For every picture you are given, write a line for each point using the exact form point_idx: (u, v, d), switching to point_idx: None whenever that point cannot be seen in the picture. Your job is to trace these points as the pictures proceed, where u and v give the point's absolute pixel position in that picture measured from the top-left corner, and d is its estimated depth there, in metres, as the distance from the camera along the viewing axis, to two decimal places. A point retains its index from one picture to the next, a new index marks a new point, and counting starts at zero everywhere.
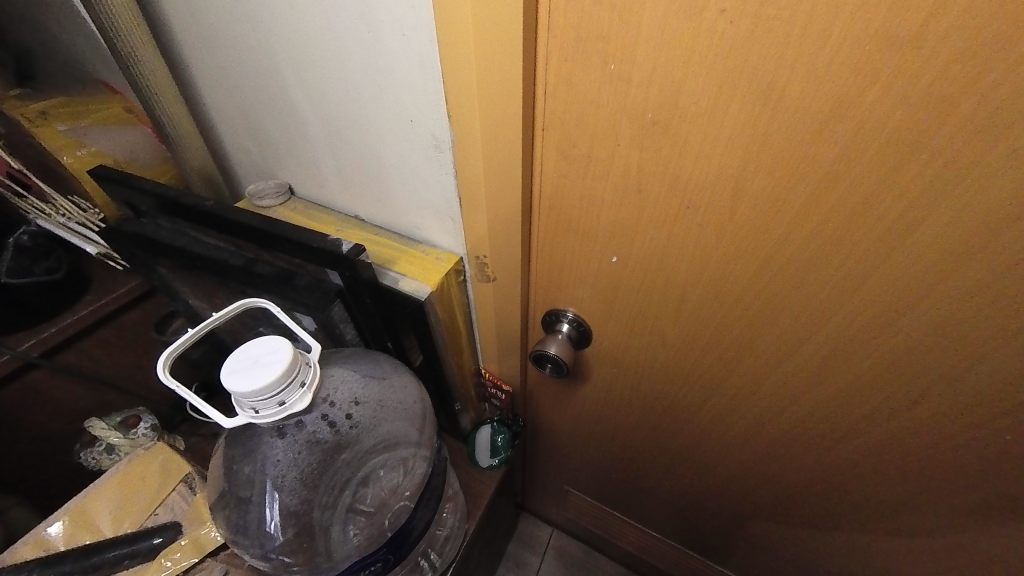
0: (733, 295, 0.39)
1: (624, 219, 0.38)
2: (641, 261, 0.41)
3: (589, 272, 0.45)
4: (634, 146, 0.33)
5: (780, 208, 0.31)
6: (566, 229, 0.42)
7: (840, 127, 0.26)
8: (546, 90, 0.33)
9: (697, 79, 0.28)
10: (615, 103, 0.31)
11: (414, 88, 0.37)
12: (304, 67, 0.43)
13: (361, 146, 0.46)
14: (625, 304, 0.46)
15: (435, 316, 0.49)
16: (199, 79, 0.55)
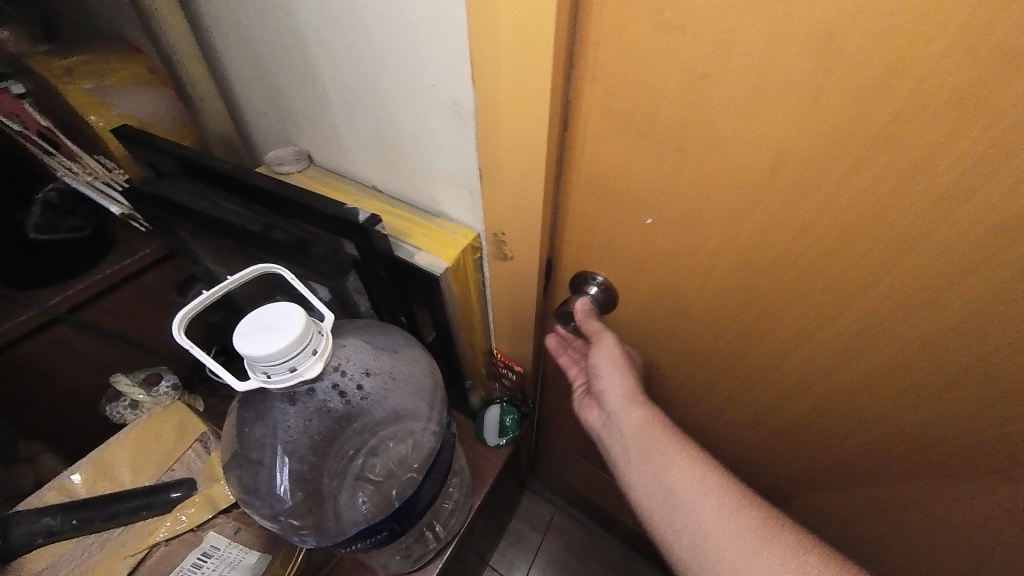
0: (768, 273, 0.37)
1: (660, 184, 0.36)
2: (675, 225, 0.38)
3: (621, 235, 0.43)
4: (678, 104, 0.31)
5: (826, 184, 0.29)
6: (602, 190, 0.40)
7: (914, 94, 0.23)
8: (595, 34, 0.31)
9: (750, 32, 0.25)
10: (663, 54, 0.29)
11: (436, 52, 0.35)
12: (323, 24, 0.41)
13: (380, 112, 0.44)
14: (654, 276, 0.44)
15: (450, 292, 0.48)
16: (218, 39, 0.53)
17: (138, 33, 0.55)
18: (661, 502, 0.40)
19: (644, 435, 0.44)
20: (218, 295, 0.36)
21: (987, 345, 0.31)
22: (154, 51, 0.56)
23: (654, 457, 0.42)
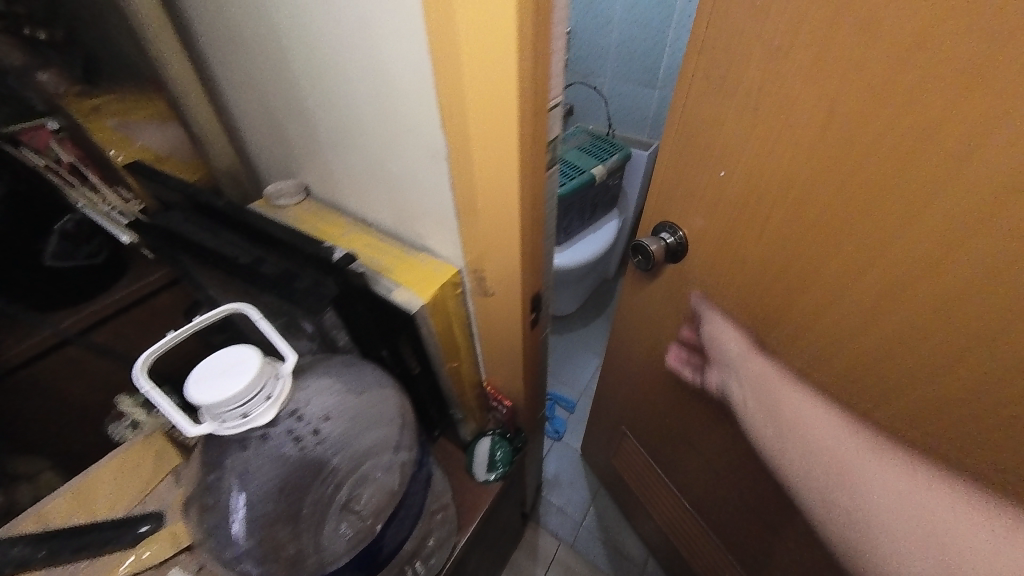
0: (820, 238, 0.38)
1: (738, 143, 0.40)
2: (742, 186, 0.42)
3: (699, 195, 0.47)
4: (759, 66, 0.36)
5: (867, 157, 0.32)
6: (688, 149, 0.45)
7: (963, 57, 0.26)
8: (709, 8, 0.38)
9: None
10: (753, 31, 0.35)
11: (410, 99, 0.36)
12: (312, 69, 0.42)
13: (366, 151, 0.45)
14: (719, 238, 0.47)
15: (428, 328, 0.47)
16: (224, 76, 0.57)
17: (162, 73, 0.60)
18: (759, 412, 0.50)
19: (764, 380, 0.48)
20: (174, 341, 0.36)
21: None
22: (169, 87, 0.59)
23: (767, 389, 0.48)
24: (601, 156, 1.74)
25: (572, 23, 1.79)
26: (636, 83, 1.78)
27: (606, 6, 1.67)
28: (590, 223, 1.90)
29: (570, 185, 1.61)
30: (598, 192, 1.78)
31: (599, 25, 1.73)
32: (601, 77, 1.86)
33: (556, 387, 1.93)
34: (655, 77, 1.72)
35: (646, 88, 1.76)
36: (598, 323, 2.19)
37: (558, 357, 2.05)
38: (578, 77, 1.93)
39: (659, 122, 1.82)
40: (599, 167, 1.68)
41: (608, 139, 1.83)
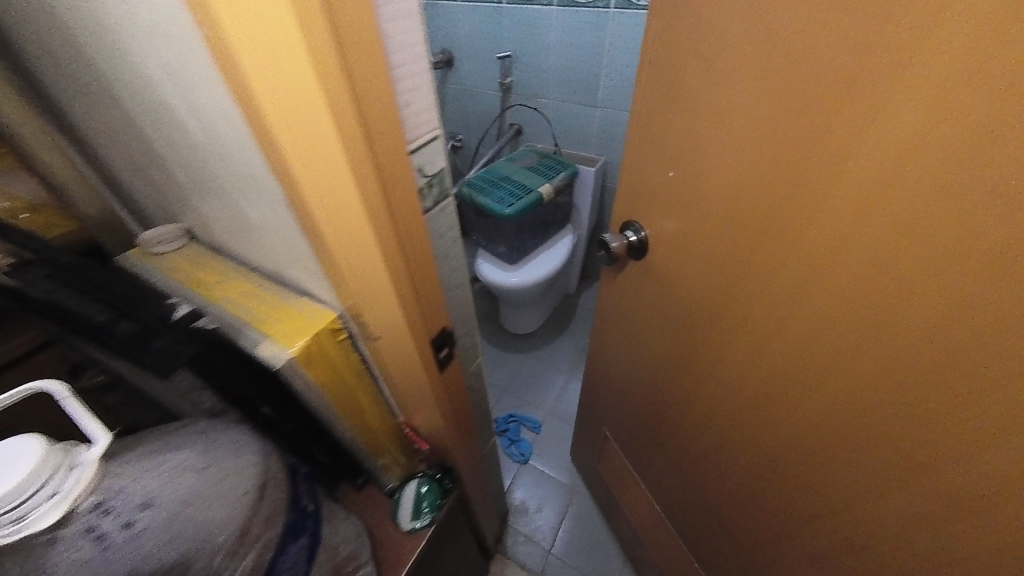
0: (752, 206, 0.51)
1: (688, 137, 0.57)
2: (689, 176, 0.59)
3: (663, 189, 0.65)
4: (696, 79, 0.52)
5: (764, 138, 0.47)
6: (655, 151, 0.63)
7: (805, 64, 0.40)
8: (661, 49, 0.56)
9: (728, 35, 0.46)
10: (692, 56, 0.52)
11: (233, 146, 0.33)
12: (149, 116, 0.39)
13: (223, 197, 0.42)
14: (684, 212, 0.62)
15: (302, 381, 0.44)
16: (84, 121, 0.53)
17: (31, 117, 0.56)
18: (736, 352, 0.62)
19: (738, 319, 0.59)
20: None
21: (911, 261, 0.37)
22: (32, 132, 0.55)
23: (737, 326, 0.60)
24: (548, 174, 1.77)
25: (511, 47, 1.82)
26: (577, 102, 1.83)
27: (542, 30, 1.72)
28: (544, 240, 1.91)
29: (518, 205, 1.61)
30: (548, 209, 1.80)
31: (537, 48, 1.77)
32: (545, 98, 1.90)
33: (523, 409, 1.89)
34: (595, 96, 1.77)
35: (588, 106, 1.81)
36: (562, 339, 2.18)
37: (524, 376, 2.02)
38: (523, 98, 1.96)
39: (603, 138, 1.87)
40: (547, 185, 1.70)
41: (555, 157, 1.86)
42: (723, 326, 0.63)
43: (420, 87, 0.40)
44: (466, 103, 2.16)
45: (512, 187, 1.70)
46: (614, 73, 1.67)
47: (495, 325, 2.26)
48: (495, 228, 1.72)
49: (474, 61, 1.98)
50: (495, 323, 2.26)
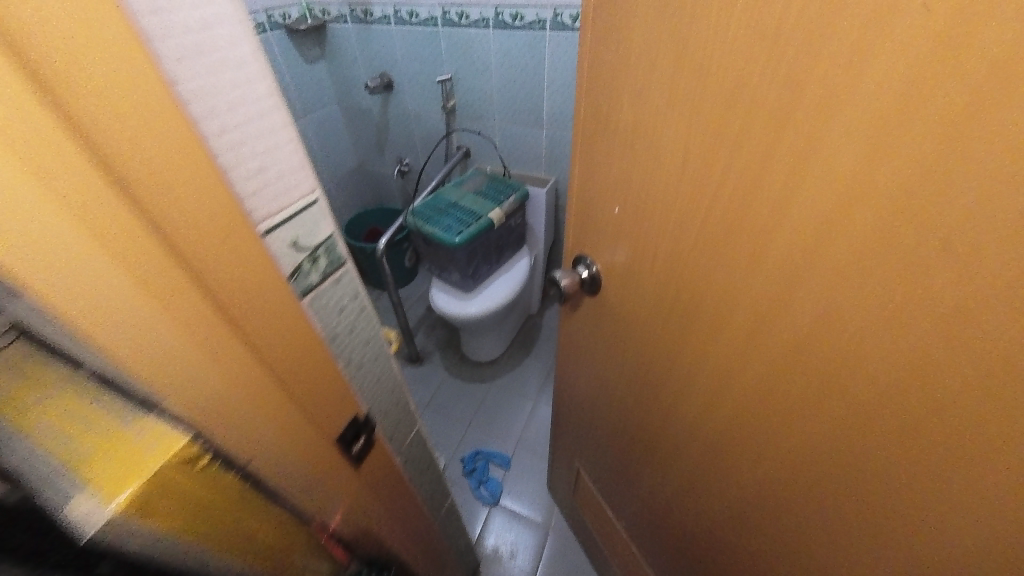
0: (696, 236, 0.50)
1: (628, 170, 0.56)
2: (633, 209, 0.58)
3: (608, 224, 0.64)
4: (631, 112, 0.52)
5: (700, 169, 0.46)
6: (598, 185, 0.62)
7: (730, 96, 0.40)
8: (596, 84, 0.55)
9: (657, 65, 0.46)
10: (624, 88, 0.51)
11: None
12: None
13: None
14: (631, 245, 0.61)
15: (140, 541, 0.31)
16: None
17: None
18: (695, 382, 0.60)
19: (694, 349, 0.57)
20: None
21: (865, 298, 0.36)
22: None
23: (693, 356, 0.58)
24: (498, 198, 1.71)
25: (450, 69, 1.77)
26: (522, 123, 1.79)
27: (480, 52, 1.68)
28: (500, 265, 1.84)
29: (468, 232, 1.54)
30: (501, 233, 1.73)
31: (477, 70, 1.73)
32: (490, 119, 1.85)
33: (491, 444, 1.79)
34: (540, 116, 1.74)
35: (533, 126, 1.78)
36: (528, 364, 2.11)
37: (490, 408, 1.92)
38: (467, 120, 1.90)
39: (552, 157, 1.84)
40: (497, 210, 1.64)
41: (504, 180, 1.81)
42: (680, 357, 0.60)
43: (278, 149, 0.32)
44: (410, 127, 2.08)
45: (461, 214, 1.62)
46: (556, 94, 1.65)
47: (457, 355, 2.15)
48: (446, 257, 1.63)
49: (414, 84, 1.91)
50: (457, 353, 2.16)
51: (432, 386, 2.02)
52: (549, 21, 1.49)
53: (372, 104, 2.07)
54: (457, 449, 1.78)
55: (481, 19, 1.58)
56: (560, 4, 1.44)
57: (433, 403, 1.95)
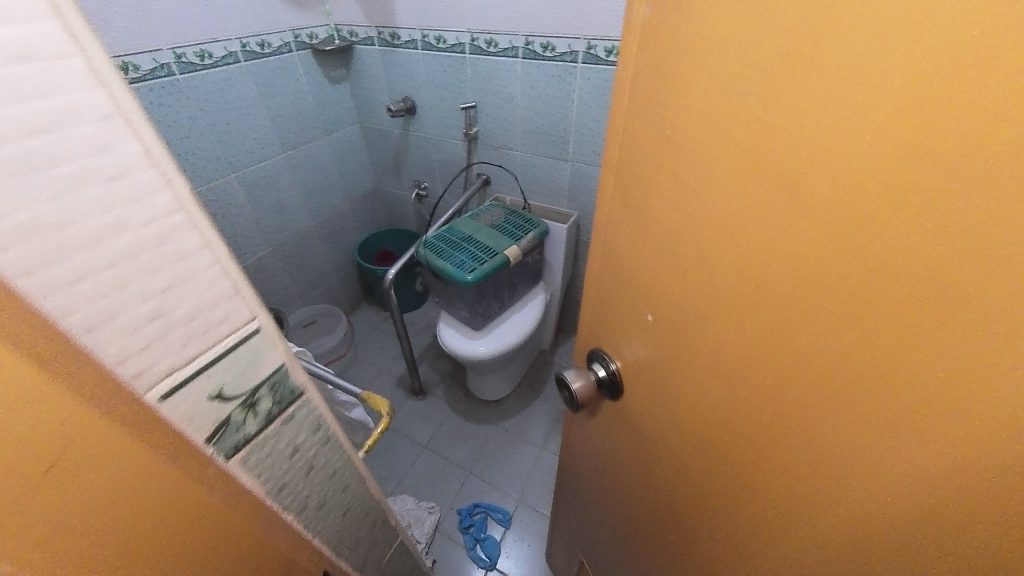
0: (739, 374, 0.39)
1: (654, 274, 0.46)
2: (663, 321, 0.47)
3: (632, 324, 0.53)
4: (663, 209, 0.41)
5: (749, 296, 0.35)
6: (622, 279, 0.52)
7: (802, 220, 0.29)
8: (628, 166, 0.45)
9: (705, 155, 0.35)
10: (656, 179, 0.41)
11: None
12: None
13: None
14: (658, 358, 0.50)
15: None
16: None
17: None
18: (731, 531, 0.48)
19: (733, 496, 0.46)
20: None
21: (993, 537, 0.24)
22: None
23: (730, 503, 0.47)
24: (514, 234, 1.61)
25: (474, 97, 1.70)
26: (545, 155, 1.70)
27: (506, 82, 1.61)
28: (511, 303, 1.73)
29: (480, 270, 1.44)
30: (515, 270, 1.63)
31: (501, 99, 1.65)
32: (511, 149, 1.77)
33: (489, 496, 1.65)
34: (564, 149, 1.65)
35: (557, 160, 1.69)
36: (535, 407, 1.97)
37: (491, 454, 1.79)
38: (488, 149, 1.83)
39: (574, 192, 1.74)
40: (512, 247, 1.54)
41: (522, 214, 1.72)
42: (719, 499, 0.48)
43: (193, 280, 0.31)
44: (429, 152, 2.02)
45: (474, 249, 1.53)
46: (583, 128, 1.55)
47: (461, 391, 2.03)
48: (456, 294, 1.53)
49: (435, 110, 1.85)
50: (461, 389, 2.04)
51: (432, 424, 1.90)
52: (580, 53, 1.40)
53: (393, 127, 2.03)
54: (452, 499, 1.64)
55: (509, 49, 1.51)
56: (592, 36, 1.35)
57: (431, 443, 1.83)
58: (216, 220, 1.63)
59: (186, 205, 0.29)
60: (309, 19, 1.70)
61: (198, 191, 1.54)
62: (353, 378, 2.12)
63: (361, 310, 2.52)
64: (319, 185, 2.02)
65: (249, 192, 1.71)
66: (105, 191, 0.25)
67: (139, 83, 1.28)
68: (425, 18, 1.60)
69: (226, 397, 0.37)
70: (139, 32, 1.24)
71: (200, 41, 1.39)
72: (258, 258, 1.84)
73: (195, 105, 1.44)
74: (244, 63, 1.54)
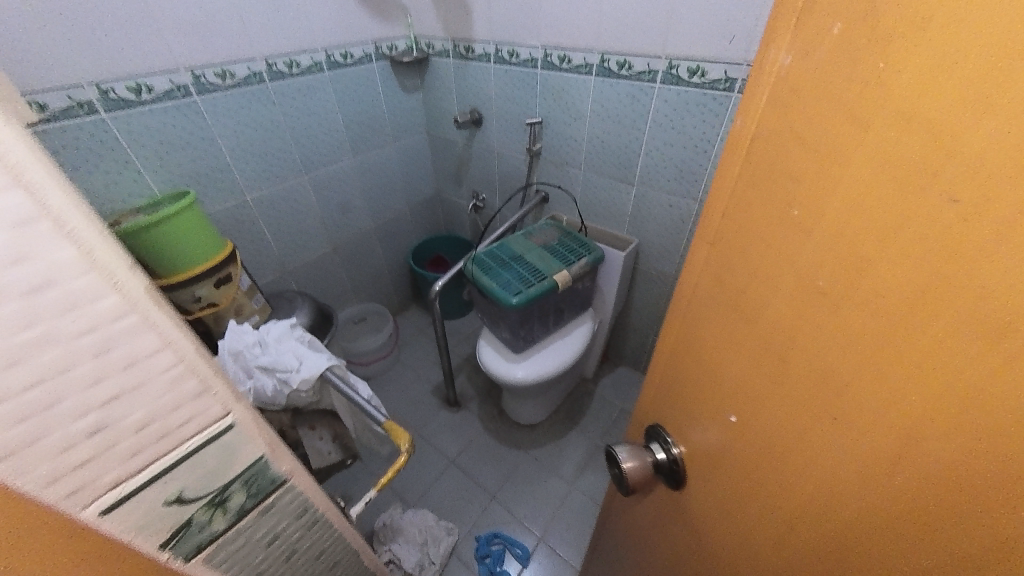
0: (874, 536, 0.30)
1: (757, 373, 0.38)
2: (758, 430, 0.39)
3: (710, 418, 0.45)
4: (784, 301, 0.33)
5: (916, 450, 0.26)
6: (704, 365, 0.45)
7: None
8: (733, 239, 0.38)
9: (877, 252, 0.26)
10: (780, 264, 0.33)
11: None
12: None
13: None
14: (746, 467, 0.41)
15: None
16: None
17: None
18: None
19: None
20: None
21: None
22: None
23: None
24: (566, 258, 1.53)
25: (541, 113, 1.65)
26: (610, 177, 1.61)
27: (576, 99, 1.53)
28: (556, 328, 1.65)
29: (526, 294, 1.38)
30: (564, 296, 1.55)
31: (570, 116, 1.59)
32: (575, 168, 1.69)
33: (510, 528, 1.57)
34: (632, 172, 1.54)
35: (622, 182, 1.58)
36: (570, 438, 1.86)
37: (518, 482, 1.71)
38: (550, 165, 1.77)
39: (637, 218, 1.62)
40: (563, 272, 1.47)
41: (578, 236, 1.63)
42: None
43: (147, 387, 0.36)
44: (491, 164, 2.00)
45: (523, 270, 1.47)
46: (655, 152, 1.44)
47: (495, 408, 1.98)
48: (500, 314, 1.49)
49: (501, 123, 1.83)
50: (495, 407, 1.99)
51: (462, 439, 1.87)
52: (660, 72, 1.30)
53: (458, 137, 2.04)
54: (472, 523, 1.59)
55: (583, 65, 1.44)
56: (676, 55, 1.24)
57: (459, 459, 1.79)
58: (287, 216, 1.73)
59: (146, 318, 0.34)
60: (391, 30, 1.76)
61: (274, 189, 1.65)
62: (393, 379, 2.15)
63: (409, 312, 2.57)
64: (383, 189, 2.08)
65: (318, 192, 1.80)
66: (66, 323, 0.30)
67: (233, 89, 1.38)
68: (501, 31, 1.58)
69: (184, 500, 0.45)
70: (240, 42, 1.35)
71: (289, 50, 1.48)
72: (319, 254, 1.94)
73: (280, 109, 1.54)
74: (327, 72, 1.62)
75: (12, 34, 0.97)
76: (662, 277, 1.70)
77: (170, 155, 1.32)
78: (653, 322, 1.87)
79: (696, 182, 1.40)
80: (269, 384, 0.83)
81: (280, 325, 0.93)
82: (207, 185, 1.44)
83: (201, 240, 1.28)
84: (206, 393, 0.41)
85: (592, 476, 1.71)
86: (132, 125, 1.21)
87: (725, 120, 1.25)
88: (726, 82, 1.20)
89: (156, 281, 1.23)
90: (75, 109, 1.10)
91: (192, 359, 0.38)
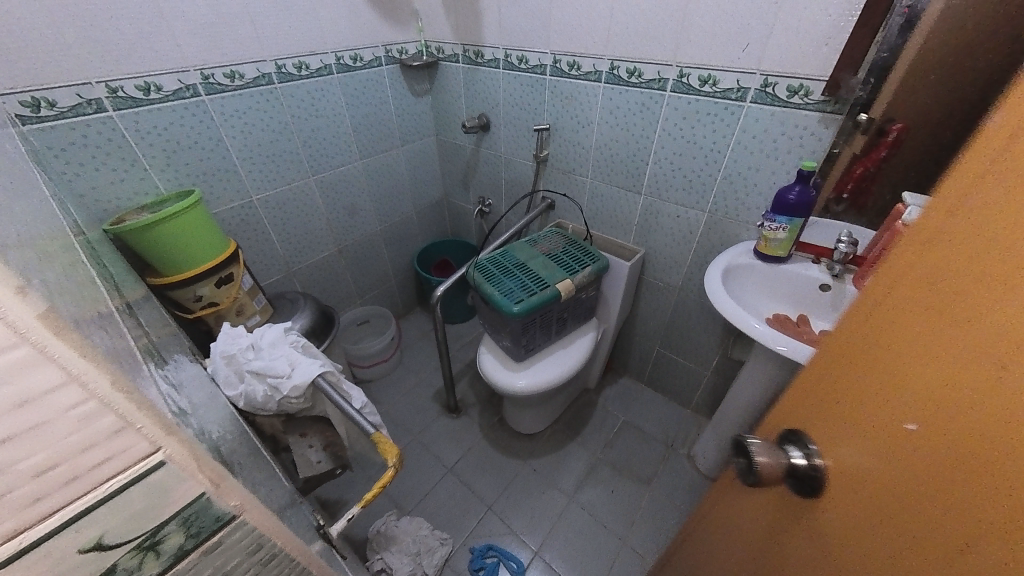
0: None
1: (959, 381, 0.28)
2: (941, 455, 0.30)
3: (871, 427, 0.36)
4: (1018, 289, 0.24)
5: None
6: (879, 360, 0.35)
7: None
8: (965, 192, 0.28)
9: None
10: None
11: None
12: None
13: None
14: (904, 499, 0.33)
15: None
16: (32, 185, 0.47)
17: (18, 161, 0.55)
18: None
19: None
20: None
21: None
22: (31, 175, 0.54)
23: None
24: (570, 266, 1.50)
25: (550, 119, 1.64)
26: (618, 185, 1.58)
27: (585, 106, 1.51)
28: (558, 337, 1.61)
29: (528, 302, 1.35)
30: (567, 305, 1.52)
31: (578, 123, 1.56)
32: (582, 175, 1.67)
33: (505, 541, 1.53)
34: (640, 181, 1.51)
35: (630, 191, 1.56)
36: (571, 449, 1.82)
37: (516, 494, 1.67)
38: (558, 172, 1.75)
39: (644, 227, 1.59)
40: (566, 280, 1.44)
41: (583, 245, 1.60)
42: None
43: (47, 429, 0.25)
44: (498, 169, 1.99)
45: (525, 278, 1.45)
46: (664, 161, 1.41)
47: (495, 416, 1.95)
48: (501, 322, 1.46)
49: (509, 129, 1.81)
50: (495, 414, 1.96)
51: (461, 446, 1.84)
52: (670, 80, 1.27)
53: (466, 141, 2.03)
54: (468, 534, 1.55)
55: (593, 72, 1.42)
56: (687, 63, 1.22)
57: (457, 467, 1.76)
58: (293, 217, 1.73)
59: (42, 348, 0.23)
60: (402, 34, 1.76)
61: (281, 190, 1.65)
62: (394, 383, 2.14)
63: (413, 315, 2.55)
64: (390, 192, 2.08)
65: (325, 194, 1.80)
66: None
67: (242, 90, 1.39)
68: (511, 37, 1.57)
69: (105, 549, 0.29)
70: (250, 44, 1.36)
71: (299, 53, 1.48)
72: (324, 256, 1.93)
73: (288, 111, 1.54)
74: (336, 74, 1.62)
75: (24, 32, 0.98)
76: (668, 288, 1.66)
77: (178, 153, 1.32)
78: (658, 334, 1.83)
79: (705, 192, 1.37)
80: (260, 389, 0.81)
81: (275, 329, 0.92)
82: (214, 185, 1.45)
83: (205, 240, 1.28)
84: (130, 429, 0.28)
85: (592, 490, 1.67)
86: (140, 124, 1.22)
87: (737, 130, 1.22)
88: (738, 91, 1.17)
89: (158, 279, 1.23)
90: (83, 106, 1.11)
91: (111, 389, 0.26)
